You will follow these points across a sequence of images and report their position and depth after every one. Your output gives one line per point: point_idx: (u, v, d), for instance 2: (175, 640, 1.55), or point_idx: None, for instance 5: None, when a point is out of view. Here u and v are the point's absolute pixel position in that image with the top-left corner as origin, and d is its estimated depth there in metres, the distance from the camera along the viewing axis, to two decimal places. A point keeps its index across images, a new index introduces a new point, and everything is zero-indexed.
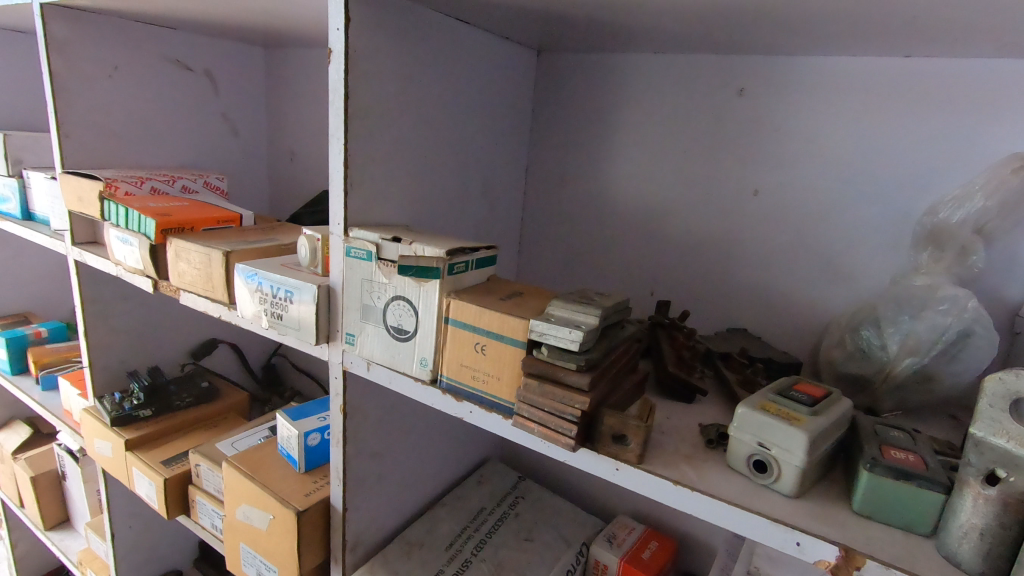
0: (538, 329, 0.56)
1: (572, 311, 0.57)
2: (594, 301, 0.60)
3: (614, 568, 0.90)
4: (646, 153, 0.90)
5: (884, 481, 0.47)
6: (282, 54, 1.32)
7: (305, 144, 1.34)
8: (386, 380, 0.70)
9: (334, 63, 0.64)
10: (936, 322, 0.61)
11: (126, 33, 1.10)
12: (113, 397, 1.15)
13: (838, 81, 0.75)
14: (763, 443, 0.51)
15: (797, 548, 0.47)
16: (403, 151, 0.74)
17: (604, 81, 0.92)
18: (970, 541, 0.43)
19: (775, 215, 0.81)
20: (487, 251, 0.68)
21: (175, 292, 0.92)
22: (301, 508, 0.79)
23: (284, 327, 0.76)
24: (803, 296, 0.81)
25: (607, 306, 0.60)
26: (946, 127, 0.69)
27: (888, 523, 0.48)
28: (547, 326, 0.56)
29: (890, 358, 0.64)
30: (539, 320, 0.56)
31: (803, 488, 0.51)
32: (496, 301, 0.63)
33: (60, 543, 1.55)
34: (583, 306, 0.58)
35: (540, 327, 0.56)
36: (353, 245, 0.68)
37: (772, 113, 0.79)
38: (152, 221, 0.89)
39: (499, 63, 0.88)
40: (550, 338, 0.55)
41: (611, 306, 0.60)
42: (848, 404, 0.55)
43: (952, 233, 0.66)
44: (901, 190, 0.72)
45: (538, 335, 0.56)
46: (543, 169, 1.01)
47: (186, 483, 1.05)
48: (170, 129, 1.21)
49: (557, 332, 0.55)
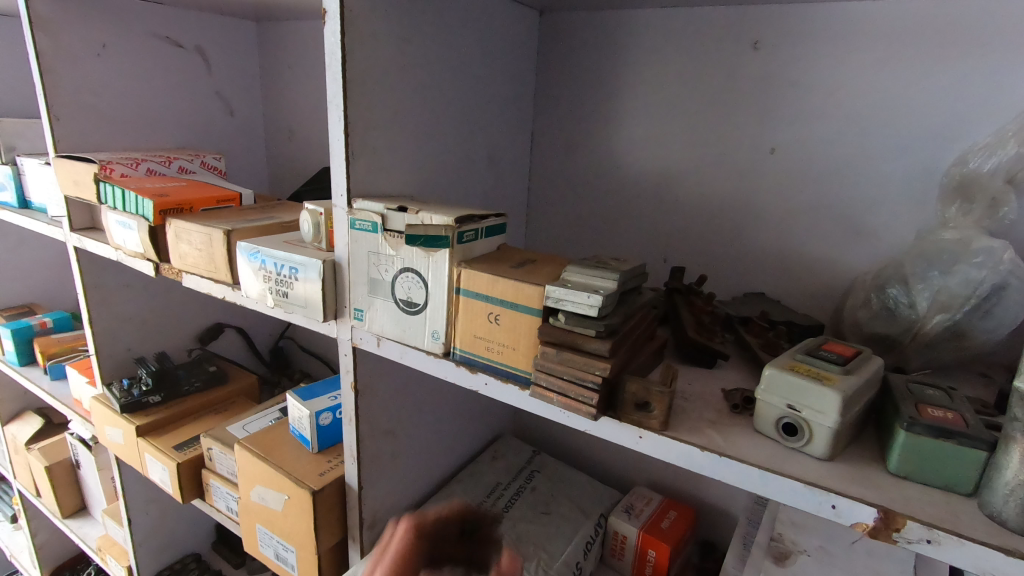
0: (555, 295, 0.54)
1: (589, 276, 0.55)
2: (612, 265, 0.58)
3: (634, 538, 0.89)
4: (657, 114, 0.86)
5: (923, 440, 0.45)
6: (274, 27, 1.28)
7: (304, 121, 1.30)
8: (398, 355, 0.68)
9: (330, 25, 0.61)
10: (970, 277, 0.58)
11: (112, 9, 1.06)
12: (121, 384, 1.14)
13: (861, 28, 0.71)
14: (794, 405, 0.49)
15: (833, 511, 0.45)
16: (406, 118, 0.72)
17: (610, 39, 0.88)
18: (1017, 498, 0.41)
19: (793, 173, 0.78)
20: (495, 218, 0.65)
21: (177, 274, 0.90)
22: (316, 488, 0.78)
23: (290, 305, 0.74)
24: (823, 257, 0.78)
25: (626, 270, 0.57)
26: (977, 71, 0.66)
27: (926, 483, 0.46)
28: (564, 292, 0.53)
29: (919, 316, 0.61)
30: (555, 287, 0.54)
31: (836, 450, 0.49)
32: (509, 269, 0.60)
33: (78, 530, 1.56)
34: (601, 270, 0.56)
35: (557, 293, 0.54)
36: (357, 217, 0.65)
37: (790, 65, 0.76)
38: (149, 202, 0.86)
39: (502, 24, 0.84)
40: (568, 303, 0.53)
41: (629, 271, 0.57)
42: (879, 363, 0.53)
43: (984, 183, 0.63)
44: (928, 141, 0.69)
45: (555, 302, 0.54)
46: (549, 135, 0.97)
47: (199, 468, 1.05)
48: (164, 109, 1.18)
49: (575, 298, 0.53)
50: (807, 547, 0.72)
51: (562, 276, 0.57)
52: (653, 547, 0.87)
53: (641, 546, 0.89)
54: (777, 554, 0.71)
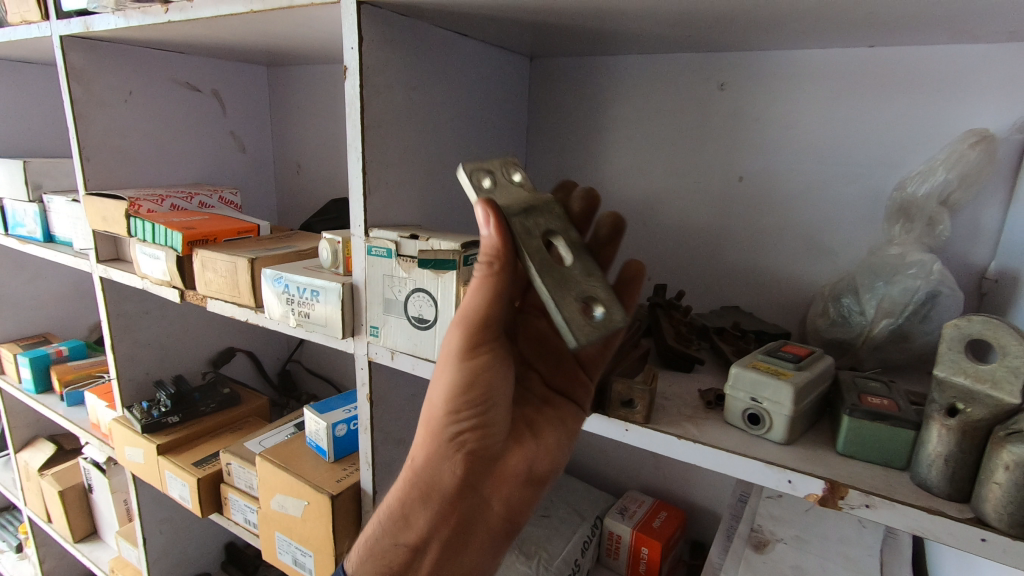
0: (588, 269, 0.54)
1: (561, 290, 0.50)
2: (533, 241, 0.52)
3: (627, 537, 0.96)
4: (637, 147, 0.96)
5: (862, 422, 0.54)
6: (284, 71, 1.38)
7: (312, 156, 1.40)
8: (410, 367, 0.76)
9: (350, 79, 0.71)
10: (908, 286, 0.68)
11: (139, 59, 1.16)
12: (142, 406, 1.21)
13: (810, 73, 0.81)
14: (756, 398, 0.57)
15: (789, 485, 0.53)
16: (414, 156, 0.81)
17: (593, 83, 0.99)
18: (937, 466, 0.49)
19: (761, 198, 0.87)
20: (514, 167, 0.59)
21: (202, 300, 0.98)
22: (334, 493, 0.85)
23: (310, 325, 0.82)
24: (789, 273, 0.87)
25: (516, 233, 0.51)
26: (912, 108, 0.76)
27: (870, 461, 0.54)
28: (601, 298, 0.52)
29: (869, 321, 0.70)
30: (573, 272, 0.53)
31: (794, 437, 0.57)
32: (597, 230, 0.62)
33: (90, 554, 1.59)
34: (539, 252, 0.52)
35: (609, 290, 0.53)
36: (374, 244, 0.74)
37: (752, 105, 0.86)
38: (178, 234, 0.95)
39: (497, 69, 0.94)
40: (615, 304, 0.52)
41: (509, 219, 0.52)
42: (829, 361, 0.62)
43: (920, 205, 0.73)
44: (872, 170, 0.79)
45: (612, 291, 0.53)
46: (541, 167, 1.07)
47: (218, 483, 1.11)
48: (183, 148, 1.27)
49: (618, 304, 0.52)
50: (783, 536, 0.81)
51: (570, 247, 0.54)
52: (646, 544, 0.94)
53: (634, 544, 0.96)
54: (756, 543, 0.80)
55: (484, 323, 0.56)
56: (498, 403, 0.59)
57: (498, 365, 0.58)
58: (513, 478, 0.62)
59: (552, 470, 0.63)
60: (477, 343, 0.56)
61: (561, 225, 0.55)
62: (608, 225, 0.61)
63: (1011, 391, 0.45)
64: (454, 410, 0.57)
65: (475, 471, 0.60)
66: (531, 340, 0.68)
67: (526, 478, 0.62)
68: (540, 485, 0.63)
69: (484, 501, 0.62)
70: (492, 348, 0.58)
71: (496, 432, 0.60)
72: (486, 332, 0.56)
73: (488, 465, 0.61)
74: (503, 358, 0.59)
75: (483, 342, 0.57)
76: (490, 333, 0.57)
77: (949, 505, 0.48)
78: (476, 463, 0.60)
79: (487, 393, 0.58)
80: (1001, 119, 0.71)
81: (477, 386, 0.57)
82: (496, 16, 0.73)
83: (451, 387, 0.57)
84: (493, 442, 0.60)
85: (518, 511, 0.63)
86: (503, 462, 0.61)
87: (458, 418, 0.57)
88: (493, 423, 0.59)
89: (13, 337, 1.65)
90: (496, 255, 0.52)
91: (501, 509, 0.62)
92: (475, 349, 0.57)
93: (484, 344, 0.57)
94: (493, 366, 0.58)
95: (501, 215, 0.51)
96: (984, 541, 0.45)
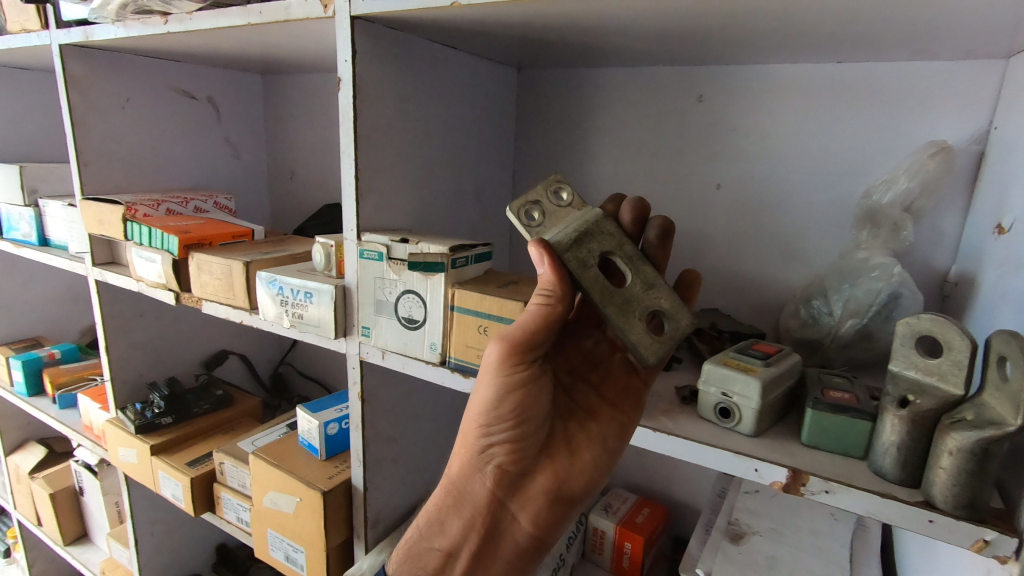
0: (649, 279, 0.57)
1: (626, 316, 0.55)
2: (590, 272, 0.55)
3: (611, 533, 0.99)
4: (620, 155, 1.00)
5: (823, 414, 0.57)
6: (279, 79, 1.41)
7: (305, 163, 1.43)
8: (400, 365, 0.79)
9: (344, 90, 0.74)
10: (871, 288, 0.72)
11: (136, 67, 1.19)
12: (135, 407, 1.22)
13: (783, 86, 0.86)
14: (726, 392, 0.61)
15: (755, 473, 0.56)
16: (405, 163, 0.84)
17: (579, 94, 1.03)
18: (891, 454, 0.52)
19: (738, 204, 0.92)
20: (555, 182, 0.59)
21: (197, 302, 1.01)
22: (326, 489, 0.87)
23: (304, 326, 0.85)
24: (764, 276, 0.91)
25: (572, 269, 0.54)
26: (877, 119, 0.80)
27: (831, 451, 0.58)
28: (666, 309, 0.56)
29: (836, 321, 0.74)
30: (634, 289, 0.56)
31: (761, 429, 0.61)
32: (647, 235, 0.63)
33: (80, 556, 1.60)
34: (598, 281, 0.55)
35: (673, 297, 0.57)
36: (365, 247, 0.77)
37: (728, 116, 0.90)
38: (174, 238, 0.97)
39: (486, 80, 0.98)
40: (681, 310, 0.56)
41: (562, 257, 0.54)
42: (796, 358, 0.66)
43: (885, 211, 0.77)
44: (841, 178, 0.83)
45: (677, 296, 0.57)
46: (528, 174, 1.11)
47: (211, 482, 1.13)
48: (178, 154, 1.29)
49: (685, 310, 0.56)
50: (758, 528, 0.84)
51: (628, 264, 0.57)
52: (629, 539, 0.97)
53: (618, 539, 0.99)
54: (733, 535, 0.83)
55: (525, 347, 0.58)
56: (527, 422, 0.63)
57: (530, 385, 0.62)
58: (543, 494, 0.66)
59: (583, 487, 0.67)
60: (511, 366, 0.60)
61: (617, 240, 0.56)
62: (658, 231, 0.62)
63: (956, 383, 0.50)
64: (486, 424, 0.62)
65: (504, 485, 0.65)
66: (579, 357, 0.71)
67: (555, 494, 0.66)
68: (570, 501, 0.67)
69: (513, 513, 0.66)
70: (525, 369, 0.61)
71: (525, 449, 0.64)
72: (524, 356, 0.59)
73: (517, 479, 0.65)
74: (536, 379, 0.62)
75: (519, 364, 0.60)
76: (529, 357, 0.59)
77: (901, 490, 0.52)
78: (505, 478, 0.65)
79: (518, 411, 0.62)
80: (960, 131, 0.76)
81: (506, 406, 0.61)
82: (483, 31, 0.77)
83: (485, 404, 0.62)
84: (523, 458, 0.65)
85: (547, 525, 0.67)
86: (532, 477, 0.66)
87: (489, 432, 0.63)
88: (522, 440, 0.64)
89: (4, 340, 1.66)
90: (552, 290, 0.55)
91: (531, 522, 0.67)
92: (510, 371, 0.60)
93: (519, 366, 0.60)
94: (524, 386, 0.61)
95: (552, 255, 0.54)
96: (931, 522, 0.49)
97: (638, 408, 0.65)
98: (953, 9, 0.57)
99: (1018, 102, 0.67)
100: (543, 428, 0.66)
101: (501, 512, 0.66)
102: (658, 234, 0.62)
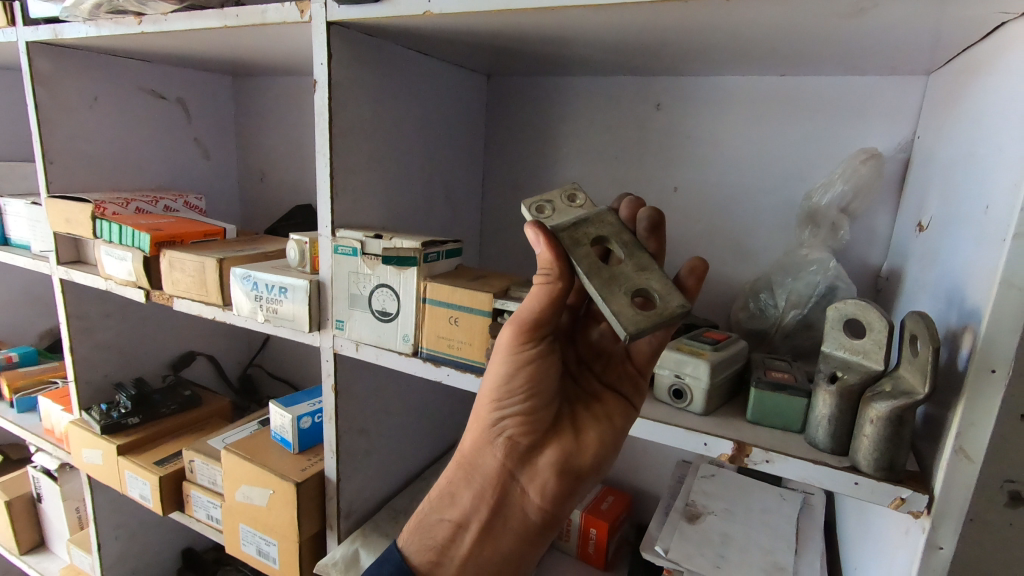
0: (642, 264, 0.57)
1: (610, 289, 0.53)
2: (582, 250, 0.56)
3: (577, 520, 1.04)
4: (585, 159, 1.06)
5: (765, 393, 0.64)
6: (250, 82, 1.43)
7: (276, 165, 1.44)
8: (374, 357, 0.82)
9: (320, 91, 0.77)
10: (810, 280, 0.79)
11: (105, 66, 1.19)
12: (101, 407, 1.21)
13: (733, 96, 0.92)
14: (680, 374, 0.67)
15: (705, 447, 0.62)
16: (379, 163, 0.87)
17: (545, 101, 1.08)
18: (822, 426, 0.59)
19: (693, 206, 0.98)
20: (570, 189, 0.65)
21: (168, 299, 1.01)
22: (299, 480, 0.89)
23: (278, 320, 0.87)
24: (718, 274, 0.98)
25: (566, 245, 0.55)
26: (817, 129, 0.87)
27: (772, 426, 0.64)
28: (656, 289, 0.54)
29: (781, 312, 0.82)
30: (626, 270, 0.56)
31: (711, 407, 0.67)
32: (637, 227, 0.64)
33: (37, 566, 1.56)
34: (589, 258, 0.55)
35: (665, 280, 0.55)
36: (340, 243, 0.80)
37: (684, 123, 0.96)
38: (145, 236, 0.98)
39: (456, 86, 1.02)
40: (672, 292, 0.54)
41: (558, 234, 0.56)
42: (743, 345, 0.72)
43: (824, 212, 0.83)
44: (785, 182, 0.91)
45: (669, 281, 0.55)
46: (497, 177, 1.15)
47: (180, 481, 1.13)
48: (147, 154, 1.29)
49: (675, 292, 0.54)
50: (714, 509, 0.90)
51: (622, 248, 0.58)
52: (594, 525, 1.02)
53: (584, 525, 1.03)
54: (690, 515, 0.89)
55: (535, 325, 0.59)
56: (539, 396, 0.63)
57: (543, 360, 0.62)
58: (553, 469, 0.64)
59: (593, 464, 0.65)
60: (525, 341, 0.60)
61: (614, 228, 0.59)
62: (646, 219, 0.63)
63: (877, 359, 0.56)
64: (499, 397, 0.63)
65: (515, 458, 0.65)
66: (588, 344, 0.70)
67: (566, 468, 0.64)
68: (581, 476, 0.65)
69: (523, 488, 0.66)
70: (539, 345, 0.61)
71: (537, 423, 0.64)
72: (536, 332, 0.60)
73: (529, 453, 0.65)
74: (547, 354, 0.63)
75: (532, 340, 0.61)
76: (540, 332, 0.60)
77: (832, 457, 0.58)
78: (517, 450, 0.64)
79: (531, 385, 0.62)
80: (888, 140, 0.83)
81: (518, 379, 0.62)
82: (454, 39, 0.81)
83: (499, 377, 0.62)
84: (534, 431, 0.64)
85: (557, 501, 0.66)
86: (542, 451, 0.65)
87: (502, 404, 0.63)
88: (534, 413, 0.64)
89: None
90: (548, 267, 0.56)
91: (540, 497, 0.66)
92: (522, 346, 0.61)
93: (533, 341, 0.61)
94: (537, 360, 0.62)
95: (547, 232, 0.55)
96: (857, 483, 0.56)
97: (639, 391, 0.67)
98: (876, 29, 0.63)
99: (936, 114, 0.75)
100: (554, 403, 0.65)
101: (511, 486, 0.66)
102: (648, 223, 0.63)
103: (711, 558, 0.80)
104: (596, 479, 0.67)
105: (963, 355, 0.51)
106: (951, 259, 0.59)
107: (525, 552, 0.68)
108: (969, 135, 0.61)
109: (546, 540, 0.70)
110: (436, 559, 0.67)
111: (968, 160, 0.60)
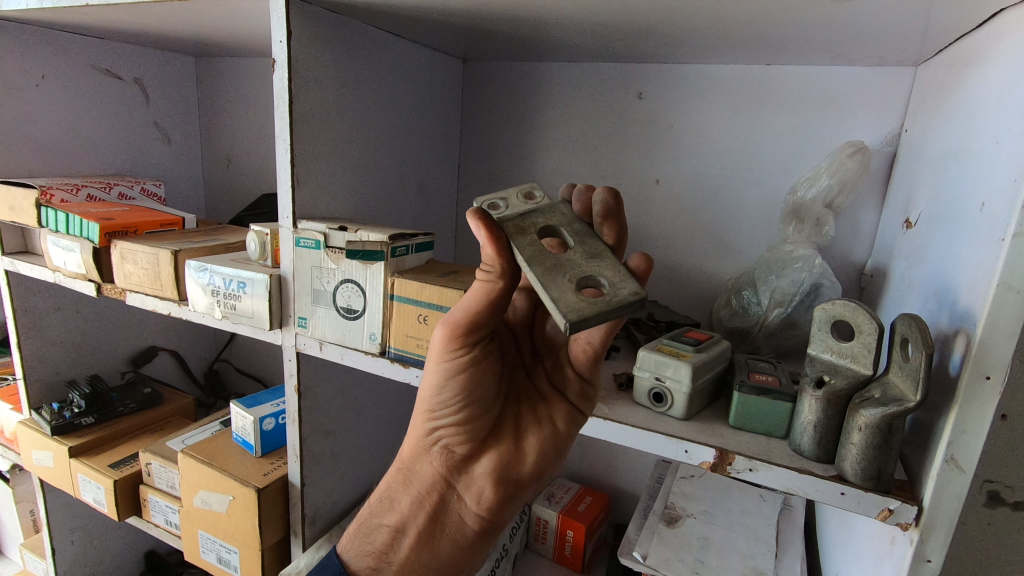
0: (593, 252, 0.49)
1: (552, 275, 0.46)
2: (527, 237, 0.49)
3: (554, 521, 1.01)
4: (563, 149, 1.02)
5: (748, 397, 0.61)
6: (213, 62, 1.35)
7: (242, 151, 1.37)
8: (339, 357, 0.78)
9: (278, 72, 0.72)
10: (795, 278, 0.77)
11: (52, 42, 1.11)
12: (52, 407, 1.14)
13: (717, 86, 0.89)
14: (660, 377, 0.64)
15: (686, 454, 0.59)
16: (344, 150, 0.82)
17: (523, 87, 1.03)
18: (808, 432, 0.56)
19: (675, 199, 0.95)
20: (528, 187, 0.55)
21: (120, 293, 0.95)
22: (260, 486, 0.84)
23: (237, 317, 0.82)
24: (699, 269, 0.95)
25: (509, 236, 0.49)
26: (803, 121, 0.84)
27: (754, 431, 0.61)
28: (608, 277, 0.46)
29: (764, 310, 0.79)
30: (574, 257, 0.48)
31: (692, 412, 0.64)
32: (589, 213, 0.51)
33: None
34: (535, 244, 0.49)
35: (619, 269, 0.47)
36: (302, 235, 0.75)
37: (667, 113, 0.93)
38: (94, 225, 0.91)
39: (429, 71, 0.97)
40: (624, 279, 0.46)
41: (501, 224, 0.50)
42: (725, 344, 0.70)
43: (809, 207, 0.81)
44: (770, 176, 0.88)
45: (623, 270, 0.47)
46: (473, 167, 1.10)
47: (138, 485, 1.07)
48: (101, 137, 1.22)
49: (631, 280, 0.46)
50: (692, 511, 0.88)
51: (573, 236, 0.50)
52: (571, 527, 0.99)
53: (560, 527, 1.00)
54: (668, 518, 0.86)
55: (466, 328, 0.56)
56: (473, 406, 0.61)
57: (476, 368, 0.59)
58: (488, 478, 0.64)
59: (531, 471, 0.65)
60: (454, 349, 0.58)
61: (566, 219, 0.52)
62: (601, 202, 0.50)
63: (866, 363, 0.53)
64: (431, 408, 0.62)
65: (452, 465, 0.65)
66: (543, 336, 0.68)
67: (502, 479, 0.64)
68: (518, 485, 0.65)
69: (461, 493, 0.66)
70: (471, 352, 0.58)
71: (472, 433, 0.63)
72: (466, 336, 0.57)
73: (464, 460, 0.64)
74: (482, 363, 0.60)
75: (464, 345, 0.58)
76: (472, 337, 0.57)
77: (816, 465, 0.56)
78: (452, 458, 0.64)
79: (462, 396, 0.60)
80: (875, 133, 0.81)
81: (448, 390, 0.60)
82: (425, 18, 0.76)
83: (428, 389, 0.60)
84: (470, 441, 0.63)
85: (495, 508, 0.66)
86: (478, 460, 0.64)
87: (435, 415, 0.62)
88: (468, 424, 0.62)
89: None
90: (493, 267, 0.50)
91: (478, 504, 0.65)
92: (452, 353, 0.58)
93: (463, 348, 0.58)
94: (469, 369, 0.59)
95: (489, 223, 0.48)
96: (843, 493, 0.53)
97: (586, 399, 0.65)
98: (868, 16, 0.60)
99: (924, 108, 0.72)
100: (492, 413, 0.63)
101: (449, 491, 0.66)
102: (601, 207, 0.50)
103: (690, 563, 0.77)
104: (538, 483, 0.67)
105: (956, 360, 0.48)
106: (940, 255, 0.57)
107: (466, 555, 0.68)
108: (961, 128, 0.59)
109: (490, 542, 0.70)
110: (377, 563, 0.68)
111: (960, 155, 0.57)
